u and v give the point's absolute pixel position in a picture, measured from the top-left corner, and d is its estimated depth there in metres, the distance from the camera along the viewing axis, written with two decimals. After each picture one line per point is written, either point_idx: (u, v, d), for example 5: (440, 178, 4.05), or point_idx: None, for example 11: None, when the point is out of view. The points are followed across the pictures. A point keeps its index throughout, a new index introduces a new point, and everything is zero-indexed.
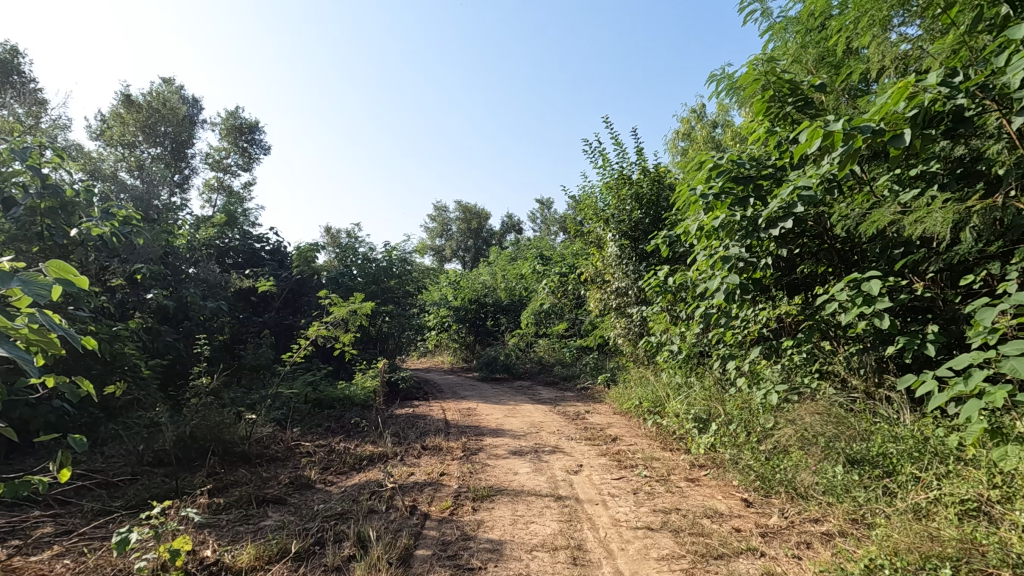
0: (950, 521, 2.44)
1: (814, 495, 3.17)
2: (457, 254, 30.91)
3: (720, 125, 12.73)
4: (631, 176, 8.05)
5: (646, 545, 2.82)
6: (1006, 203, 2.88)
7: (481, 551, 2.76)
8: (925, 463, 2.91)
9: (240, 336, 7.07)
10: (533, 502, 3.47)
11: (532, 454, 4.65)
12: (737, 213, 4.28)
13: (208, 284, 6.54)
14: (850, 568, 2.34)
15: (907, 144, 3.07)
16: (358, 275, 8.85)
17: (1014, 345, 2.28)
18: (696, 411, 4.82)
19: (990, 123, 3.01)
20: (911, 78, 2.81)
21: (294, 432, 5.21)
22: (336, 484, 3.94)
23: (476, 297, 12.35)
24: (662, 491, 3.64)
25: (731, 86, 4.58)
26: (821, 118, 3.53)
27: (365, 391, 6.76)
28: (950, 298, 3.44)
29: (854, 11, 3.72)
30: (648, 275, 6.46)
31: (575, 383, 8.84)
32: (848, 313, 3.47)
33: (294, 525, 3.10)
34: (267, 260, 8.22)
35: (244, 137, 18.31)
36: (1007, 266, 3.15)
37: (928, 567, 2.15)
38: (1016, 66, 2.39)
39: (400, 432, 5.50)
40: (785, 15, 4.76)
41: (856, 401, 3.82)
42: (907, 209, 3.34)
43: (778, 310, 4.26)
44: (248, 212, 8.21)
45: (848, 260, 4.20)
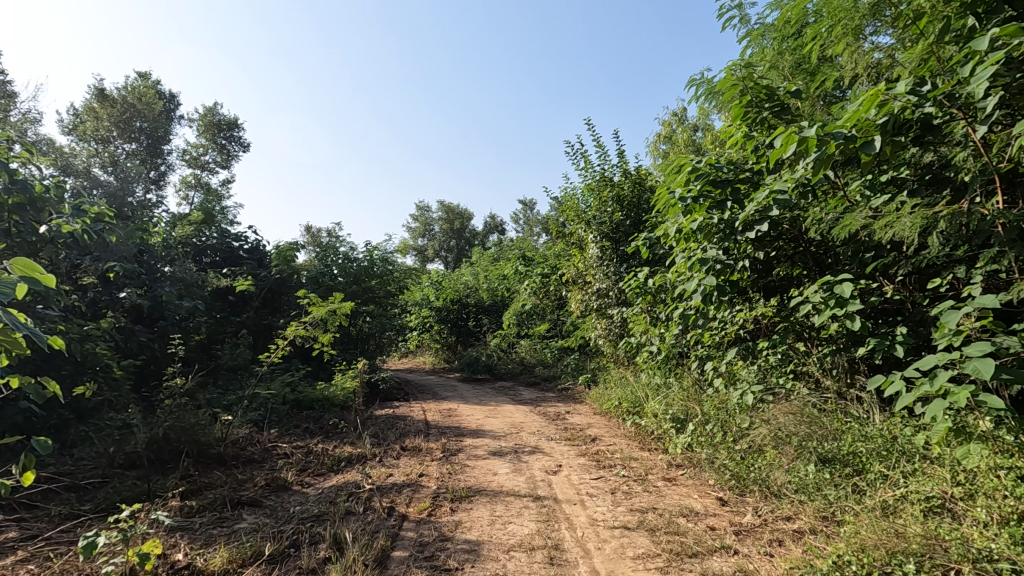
0: (916, 517, 2.51)
1: (786, 493, 3.23)
2: (439, 254, 30.76)
3: (701, 129, 12.90)
4: (613, 179, 8.15)
5: (623, 545, 2.84)
6: (972, 208, 2.97)
7: (459, 552, 2.76)
8: (893, 462, 3.00)
9: (217, 336, 6.97)
10: (512, 502, 3.48)
11: (512, 454, 4.67)
12: (714, 216, 4.35)
13: (184, 283, 6.43)
14: (818, 565, 2.39)
15: (877, 150, 3.14)
16: (339, 275, 8.76)
17: (977, 346, 2.35)
18: (674, 411, 4.89)
19: (956, 131, 3.10)
20: (881, 87, 2.88)
21: (271, 433, 5.16)
22: (314, 485, 3.91)
23: (458, 297, 12.33)
24: (639, 491, 3.68)
25: (710, 91, 4.64)
26: (797, 124, 3.60)
27: (344, 392, 6.71)
28: (919, 301, 3.54)
29: (828, 20, 3.79)
30: (628, 277, 6.53)
31: (556, 383, 8.87)
32: (821, 315, 3.55)
33: (269, 527, 3.07)
34: (245, 258, 8.10)
35: (223, 133, 18.05)
36: (972, 270, 3.25)
37: (894, 563, 2.21)
38: (980, 76, 2.47)
39: (380, 433, 5.47)
40: (762, 22, 4.83)
41: (829, 401, 3.91)
42: (878, 214, 3.43)
43: (755, 311, 4.34)
44: (226, 210, 8.09)
45: (822, 263, 4.27)
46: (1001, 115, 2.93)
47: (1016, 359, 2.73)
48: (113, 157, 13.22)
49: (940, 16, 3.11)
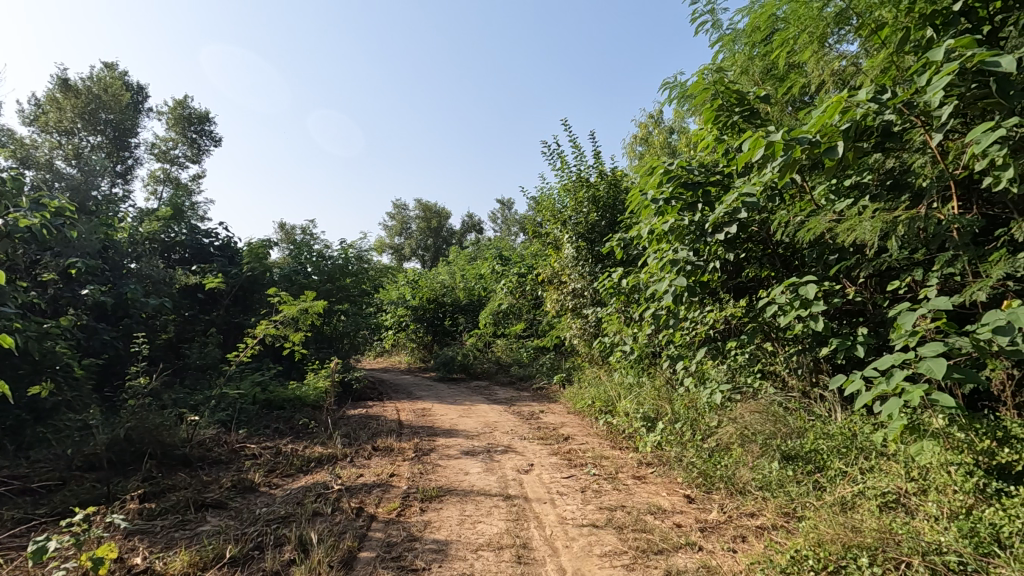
0: (871, 512, 2.59)
1: (750, 490, 3.29)
2: (416, 253, 30.49)
3: (676, 132, 13.06)
4: (589, 179, 8.24)
5: (590, 542, 2.87)
6: (929, 213, 3.07)
7: (427, 552, 2.75)
8: (851, 459, 3.11)
9: (185, 335, 6.82)
10: (481, 502, 3.47)
11: (484, 454, 4.65)
12: (685, 218, 4.42)
13: (152, 280, 6.29)
14: (777, 560, 2.44)
15: (840, 156, 3.24)
16: (313, 273, 8.64)
17: (931, 347, 2.43)
18: (645, 411, 4.94)
19: (915, 138, 3.21)
20: (844, 94, 2.97)
21: (239, 433, 5.05)
22: (282, 486, 3.85)
23: (434, 297, 12.27)
24: (609, 489, 3.71)
25: (682, 94, 4.70)
26: (764, 129, 3.70)
27: (317, 391, 6.60)
28: (880, 303, 3.65)
29: (795, 26, 3.86)
30: (603, 277, 6.58)
31: (531, 383, 8.88)
32: (786, 315, 3.64)
33: (233, 530, 3.01)
34: (215, 255, 7.91)
35: (194, 127, 17.64)
36: (929, 273, 3.37)
37: (849, 557, 2.27)
38: (935, 86, 2.55)
39: (352, 433, 5.42)
40: (734, 28, 4.89)
41: (793, 400, 4.05)
42: (841, 217, 3.52)
43: (724, 312, 4.42)
44: (197, 205, 7.91)
45: (790, 265, 4.36)
46: (956, 122, 3.03)
47: (968, 359, 2.84)
48: (76, 150, 12.80)
49: (899, 27, 3.21)
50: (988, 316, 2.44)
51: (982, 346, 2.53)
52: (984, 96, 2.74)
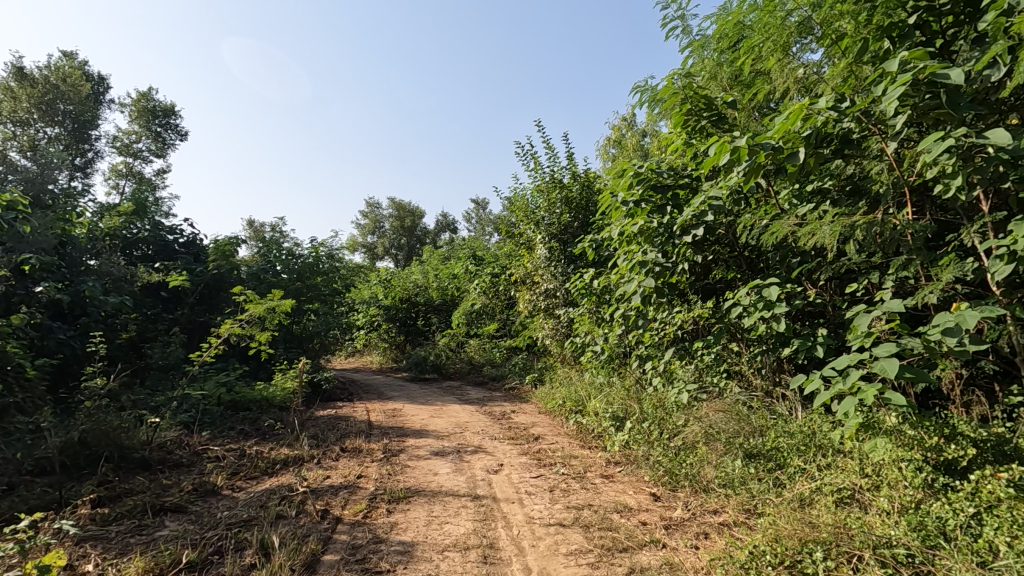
0: (828, 507, 2.67)
1: (714, 488, 3.36)
2: (389, 253, 30.18)
3: (649, 134, 13.21)
4: (562, 180, 8.37)
5: (556, 541, 2.88)
6: (885, 218, 3.17)
7: (392, 554, 2.73)
8: (810, 456, 3.21)
9: (147, 334, 6.61)
10: (450, 502, 3.47)
11: (454, 454, 4.64)
12: (655, 220, 4.50)
13: (111, 277, 6.07)
14: (736, 556, 2.49)
15: (802, 161, 3.33)
16: (282, 271, 8.47)
17: (884, 348, 2.52)
18: (614, 410, 4.98)
19: (872, 146, 3.32)
20: (805, 101, 3.05)
21: (202, 436, 4.91)
22: (245, 489, 3.77)
23: (406, 296, 12.20)
24: (577, 489, 3.73)
25: (653, 98, 4.78)
26: (730, 135, 3.78)
27: (285, 392, 6.48)
28: (839, 304, 3.76)
29: (760, 35, 3.94)
30: (575, 278, 6.64)
31: (503, 383, 8.86)
32: (750, 316, 3.73)
33: (192, 534, 2.93)
34: (180, 253, 7.69)
35: (158, 120, 17.13)
36: (886, 276, 3.48)
37: (804, 551, 2.33)
38: (890, 95, 2.64)
39: (320, 434, 5.33)
40: (703, 34, 4.98)
41: (757, 399, 4.14)
42: (802, 221, 3.61)
43: (692, 313, 4.50)
44: (161, 201, 7.67)
45: (755, 267, 4.44)
46: (911, 131, 3.14)
47: (920, 359, 2.95)
48: (32, 141, 12.27)
49: (858, 38, 3.30)
50: (938, 317, 2.53)
51: (932, 346, 2.62)
52: (935, 107, 2.83)
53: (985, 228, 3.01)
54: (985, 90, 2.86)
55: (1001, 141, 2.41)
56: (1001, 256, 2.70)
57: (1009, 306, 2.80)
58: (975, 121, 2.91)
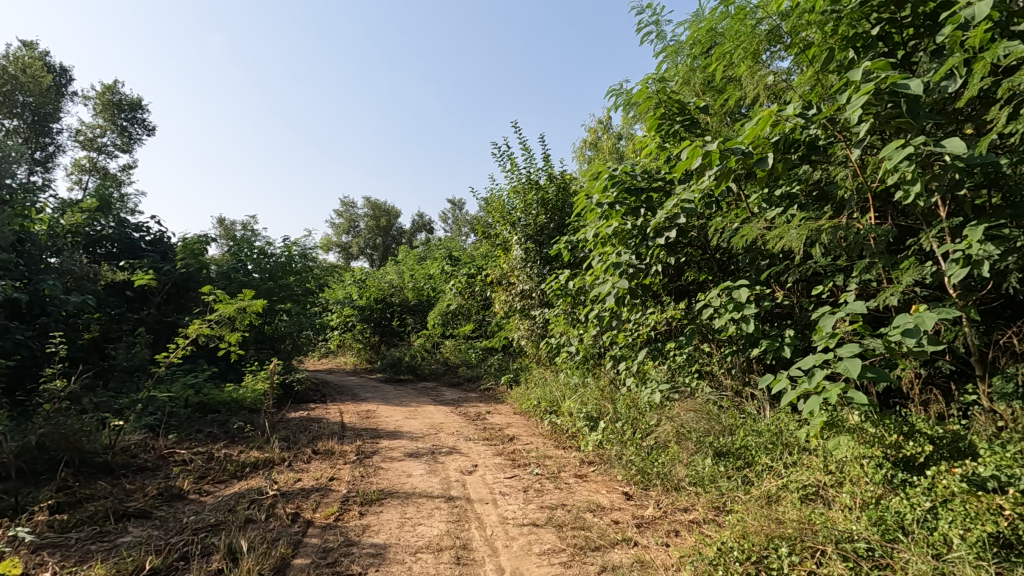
0: (794, 503, 2.74)
1: (684, 486, 3.42)
2: (364, 252, 29.86)
3: (624, 138, 13.38)
4: (538, 182, 8.47)
5: (529, 541, 2.89)
6: (850, 223, 3.27)
7: (364, 557, 2.70)
8: (776, 454, 3.30)
9: (111, 334, 6.41)
10: (423, 503, 3.45)
11: (428, 455, 4.62)
12: (628, 223, 4.56)
13: (73, 276, 5.87)
14: (706, 552, 2.54)
15: (770, 166, 3.42)
16: (253, 271, 8.30)
17: (847, 348, 2.60)
18: (588, 411, 5.02)
19: (837, 153, 3.42)
20: (774, 108, 3.14)
21: (168, 439, 4.79)
22: (212, 493, 3.68)
23: (381, 297, 12.09)
24: (551, 488, 3.75)
25: (627, 101, 4.85)
26: (702, 139, 3.87)
27: (255, 394, 6.36)
28: (806, 306, 3.87)
29: (731, 42, 4.02)
30: (550, 279, 6.68)
31: (478, 383, 8.85)
32: (721, 317, 3.81)
33: (156, 540, 2.85)
34: (147, 250, 7.47)
35: (124, 114, 16.63)
36: (850, 278, 3.60)
37: (771, 547, 2.39)
38: (854, 104, 2.72)
39: (291, 436, 5.24)
40: (676, 40, 5.07)
41: (727, 399, 4.22)
42: (771, 225, 3.70)
43: (665, 314, 4.56)
44: (126, 197, 7.45)
45: (726, 269, 4.53)
46: (873, 138, 3.25)
47: (881, 359, 3.06)
48: None
49: (825, 47, 3.40)
50: (898, 318, 2.63)
51: (892, 347, 2.72)
52: (896, 115, 2.94)
53: (943, 233, 3.13)
54: (943, 100, 2.97)
55: (957, 149, 2.51)
56: (957, 260, 2.82)
57: (964, 308, 2.92)
58: (933, 130, 3.02)
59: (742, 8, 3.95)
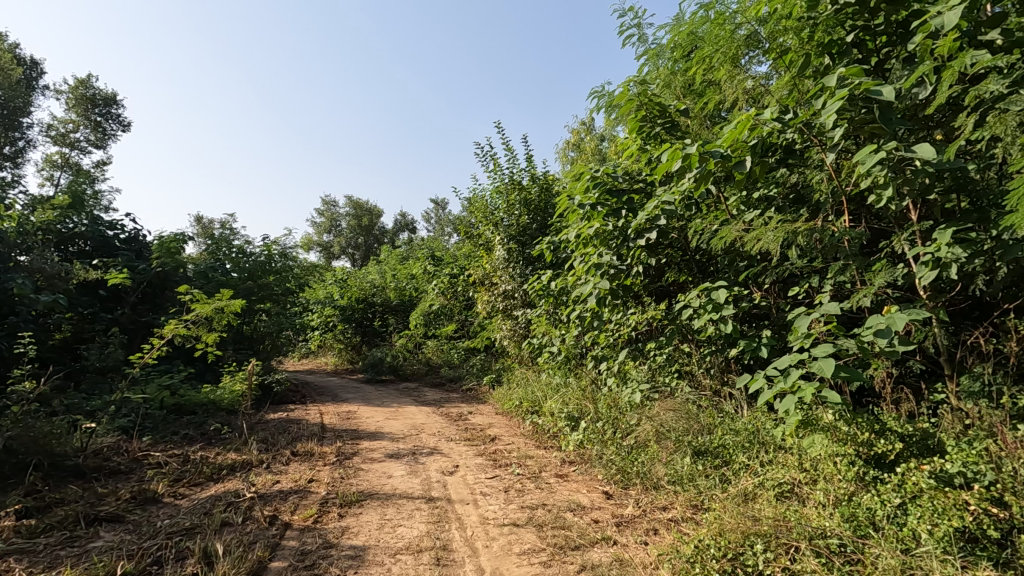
0: (769, 501, 2.79)
1: (664, 485, 3.45)
2: (346, 251, 29.58)
3: (607, 140, 13.45)
4: (521, 182, 8.49)
5: (510, 541, 2.90)
6: (825, 225, 3.33)
7: (342, 559, 2.68)
8: (753, 453, 3.36)
9: (83, 334, 6.26)
10: (403, 505, 3.43)
11: (409, 456, 4.59)
12: (610, 224, 4.59)
13: (43, 274, 5.71)
14: (683, 550, 2.57)
15: (748, 170, 3.47)
16: (231, 270, 8.16)
17: (822, 348, 2.66)
18: (570, 411, 5.04)
19: (813, 157, 3.48)
20: (752, 112, 3.20)
21: (143, 441, 4.69)
22: (188, 496, 3.62)
23: (363, 297, 12.00)
24: (531, 488, 3.75)
25: (609, 103, 4.89)
26: (682, 142, 3.92)
27: (233, 395, 6.25)
28: (783, 307, 3.93)
29: (710, 46, 4.08)
30: (532, 279, 6.70)
31: (460, 384, 8.83)
32: (700, 318, 3.86)
33: (128, 544, 2.79)
34: (121, 249, 7.31)
35: (98, 109, 16.24)
36: (825, 280, 3.67)
37: (746, 544, 2.42)
38: (828, 109, 2.78)
39: (269, 437, 5.16)
40: (658, 43, 5.12)
41: (705, 398, 4.28)
42: (749, 227, 3.75)
43: (645, 314, 4.60)
44: (100, 194, 7.29)
45: (705, 270, 4.58)
46: (848, 143, 3.32)
47: (855, 359, 3.12)
48: None
49: (801, 53, 3.46)
50: (871, 319, 2.69)
51: (865, 347, 2.78)
52: (869, 121, 3.01)
53: (914, 236, 3.21)
54: (914, 107, 3.05)
55: (927, 154, 2.58)
56: (927, 262, 2.89)
57: (934, 309, 3.00)
58: (905, 135, 3.10)
59: (721, 13, 4.00)
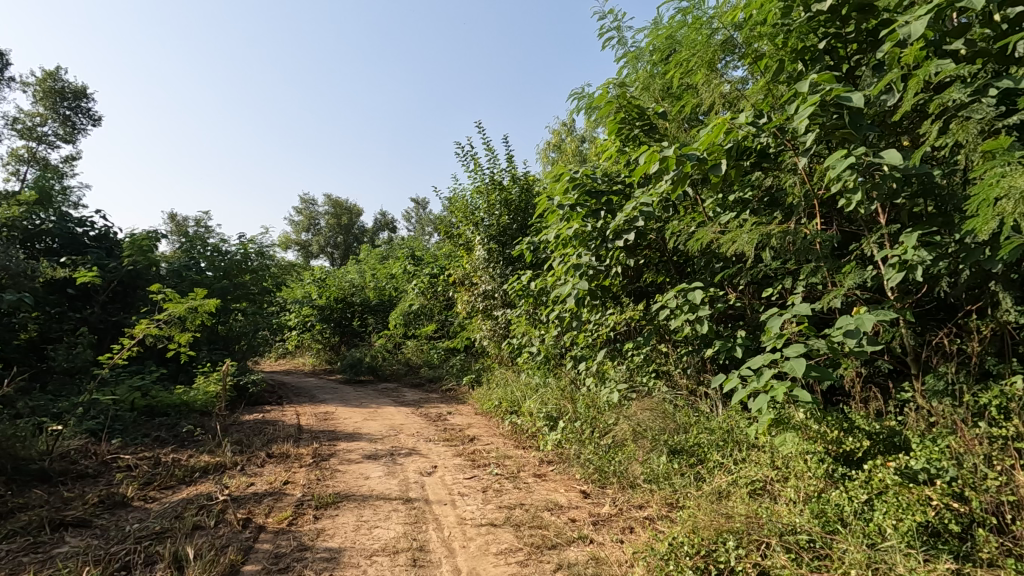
0: (742, 498, 2.84)
1: (640, 484, 3.49)
2: (324, 250, 29.24)
3: (588, 141, 13.52)
4: (502, 182, 8.50)
5: (487, 541, 2.90)
6: (797, 228, 3.40)
7: (317, 561, 2.65)
8: (727, 451, 3.42)
9: (49, 334, 6.08)
10: (380, 506, 3.41)
11: (387, 457, 4.56)
12: (589, 225, 4.63)
13: (7, 273, 5.45)
14: (657, 548, 2.60)
15: (724, 173, 3.53)
16: (206, 268, 8.00)
17: (794, 348, 2.71)
18: (548, 410, 5.06)
19: (786, 161, 3.56)
20: (727, 116, 3.25)
21: (112, 443, 4.57)
22: (159, 500, 3.55)
23: (342, 296, 11.89)
24: (509, 488, 3.76)
25: (589, 105, 4.92)
26: (659, 145, 3.96)
27: (207, 396, 6.14)
28: (757, 308, 4.00)
29: (688, 50, 4.12)
30: (512, 279, 6.72)
31: (439, 384, 8.80)
32: (676, 318, 3.91)
33: (95, 550, 2.72)
34: (90, 247, 7.11)
35: (67, 103, 15.79)
36: (798, 281, 3.74)
37: (719, 540, 2.46)
38: (801, 114, 2.84)
39: (244, 439, 5.09)
40: (637, 45, 5.15)
41: (682, 397, 4.34)
42: (725, 229, 3.81)
43: (624, 315, 4.65)
44: (69, 190, 7.09)
45: (683, 271, 4.64)
46: (819, 148, 3.39)
47: (826, 359, 3.19)
48: None
49: (775, 58, 3.52)
50: (841, 319, 2.75)
51: (835, 347, 2.84)
52: (840, 126, 3.08)
53: (882, 239, 3.29)
54: (883, 113, 3.13)
55: (894, 160, 2.65)
56: (894, 265, 2.98)
57: (900, 310, 3.08)
58: (875, 141, 3.18)
59: (698, 17, 4.05)
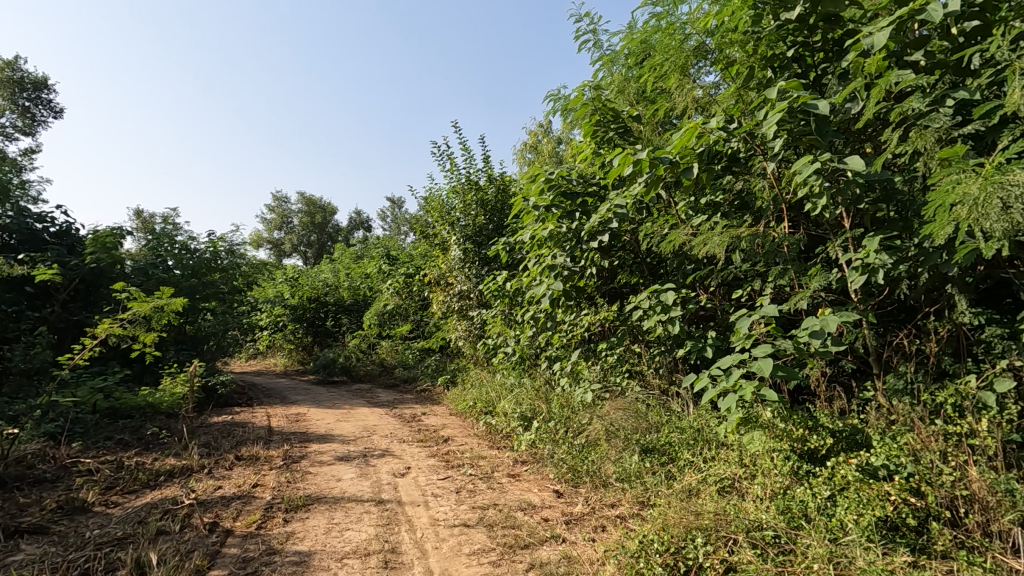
0: (711, 496, 2.90)
1: (612, 482, 3.53)
2: (297, 249, 28.73)
3: (565, 143, 13.62)
4: (478, 182, 8.50)
5: (459, 542, 2.89)
6: (767, 231, 3.48)
7: (285, 565, 2.61)
8: (697, 450, 3.47)
9: (5, 333, 5.84)
10: (352, 508, 3.37)
11: (360, 459, 4.51)
12: (564, 226, 4.67)
13: None
14: (628, 546, 2.63)
15: (695, 176, 3.59)
16: (174, 267, 7.79)
17: (762, 348, 2.77)
18: (523, 411, 5.07)
19: (756, 165, 3.63)
20: (699, 121, 3.31)
21: (72, 447, 4.42)
22: (121, 504, 3.44)
23: (315, 296, 11.72)
24: (483, 488, 3.76)
25: (565, 107, 4.96)
26: (633, 147, 4.01)
27: (174, 398, 5.98)
28: (727, 309, 4.07)
29: (662, 55, 4.18)
30: (488, 280, 6.72)
31: (414, 384, 8.73)
32: (649, 319, 3.96)
33: (52, 557, 2.63)
34: (51, 243, 6.86)
35: (26, 93, 15.20)
36: (767, 283, 3.83)
37: (688, 538, 2.50)
38: (769, 120, 2.91)
39: (212, 441, 4.98)
40: (613, 49, 5.21)
41: (654, 397, 4.39)
42: (697, 231, 3.87)
43: (598, 315, 4.69)
44: (29, 184, 6.83)
45: (656, 273, 4.71)
46: (788, 153, 3.47)
47: (792, 359, 3.27)
48: None
49: (746, 65, 3.60)
50: (806, 320, 2.82)
51: (801, 347, 2.91)
52: (807, 132, 3.16)
53: (846, 242, 3.39)
54: (847, 121, 3.22)
55: (857, 166, 2.74)
56: (857, 267, 3.07)
57: (863, 312, 3.18)
58: (840, 147, 3.27)
59: (672, 23, 4.12)
